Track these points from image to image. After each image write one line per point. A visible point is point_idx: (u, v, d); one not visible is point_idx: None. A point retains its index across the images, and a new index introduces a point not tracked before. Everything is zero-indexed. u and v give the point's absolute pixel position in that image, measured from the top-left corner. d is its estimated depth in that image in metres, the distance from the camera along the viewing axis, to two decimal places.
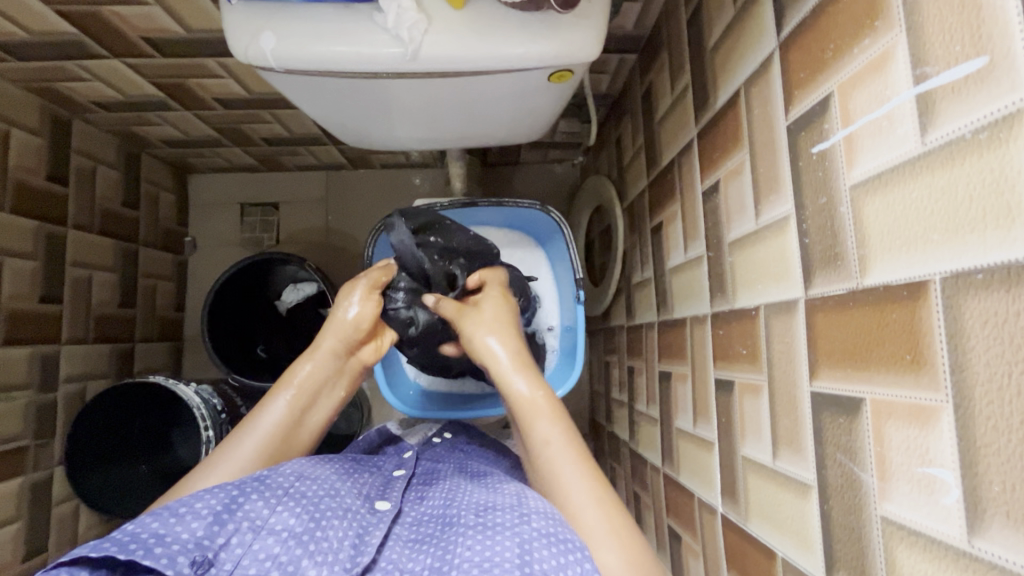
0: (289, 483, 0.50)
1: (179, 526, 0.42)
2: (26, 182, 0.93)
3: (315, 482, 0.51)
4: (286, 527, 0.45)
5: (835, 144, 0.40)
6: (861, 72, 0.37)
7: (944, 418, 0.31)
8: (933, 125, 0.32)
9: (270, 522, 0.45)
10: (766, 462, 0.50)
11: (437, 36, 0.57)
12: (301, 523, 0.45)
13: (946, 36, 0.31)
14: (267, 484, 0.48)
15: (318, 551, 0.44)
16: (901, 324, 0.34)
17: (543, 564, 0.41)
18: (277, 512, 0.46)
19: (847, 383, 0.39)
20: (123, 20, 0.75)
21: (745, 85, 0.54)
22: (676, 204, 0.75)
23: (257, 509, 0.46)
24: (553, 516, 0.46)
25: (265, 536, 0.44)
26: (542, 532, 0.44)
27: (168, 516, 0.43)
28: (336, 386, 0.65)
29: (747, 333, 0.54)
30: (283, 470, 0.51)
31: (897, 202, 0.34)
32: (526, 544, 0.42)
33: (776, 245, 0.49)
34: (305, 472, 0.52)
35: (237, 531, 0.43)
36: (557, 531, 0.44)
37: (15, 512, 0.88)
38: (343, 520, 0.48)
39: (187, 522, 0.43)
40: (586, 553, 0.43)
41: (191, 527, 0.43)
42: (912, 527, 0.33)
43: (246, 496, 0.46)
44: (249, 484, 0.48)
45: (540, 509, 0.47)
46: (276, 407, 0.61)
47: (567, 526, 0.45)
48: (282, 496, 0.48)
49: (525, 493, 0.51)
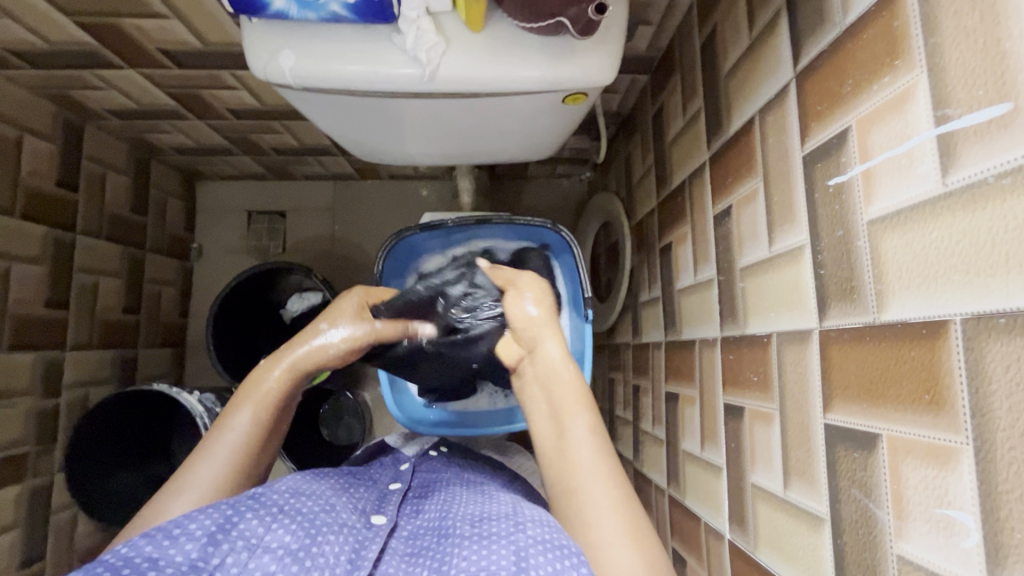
0: (284, 500, 0.49)
1: (172, 549, 0.41)
2: (37, 189, 0.94)
3: (309, 499, 0.51)
4: (281, 544, 0.44)
5: (853, 179, 0.40)
6: (880, 109, 0.38)
7: (963, 460, 0.31)
8: (955, 167, 0.32)
9: (265, 540, 0.44)
10: (777, 492, 0.50)
11: (454, 58, 0.57)
12: (297, 540, 0.45)
13: (968, 80, 0.31)
14: (261, 502, 0.48)
15: (315, 567, 0.43)
16: (919, 362, 0.34)
17: (540, 569, 0.40)
18: (273, 529, 0.45)
19: (863, 418, 0.39)
20: (141, 32, 0.76)
21: (760, 113, 0.54)
22: (686, 225, 0.75)
23: (251, 527, 0.45)
24: (548, 525, 0.46)
25: (261, 554, 0.43)
26: (536, 539, 0.43)
27: (161, 539, 0.42)
28: (303, 396, 0.67)
29: (759, 360, 0.54)
30: (277, 489, 0.51)
31: (915, 240, 0.35)
32: (522, 550, 0.42)
33: (790, 274, 0.49)
34: (300, 488, 0.52)
35: (233, 551, 0.43)
36: (553, 538, 0.43)
37: (14, 519, 0.87)
38: (339, 535, 0.47)
39: (180, 545, 0.42)
40: (582, 559, 0.42)
41: (185, 550, 0.41)
42: (930, 568, 0.33)
43: (240, 514, 0.46)
44: (243, 503, 0.47)
45: (535, 517, 0.47)
46: (243, 420, 0.61)
47: (562, 533, 0.45)
48: (277, 513, 0.47)
49: (521, 504, 0.51)
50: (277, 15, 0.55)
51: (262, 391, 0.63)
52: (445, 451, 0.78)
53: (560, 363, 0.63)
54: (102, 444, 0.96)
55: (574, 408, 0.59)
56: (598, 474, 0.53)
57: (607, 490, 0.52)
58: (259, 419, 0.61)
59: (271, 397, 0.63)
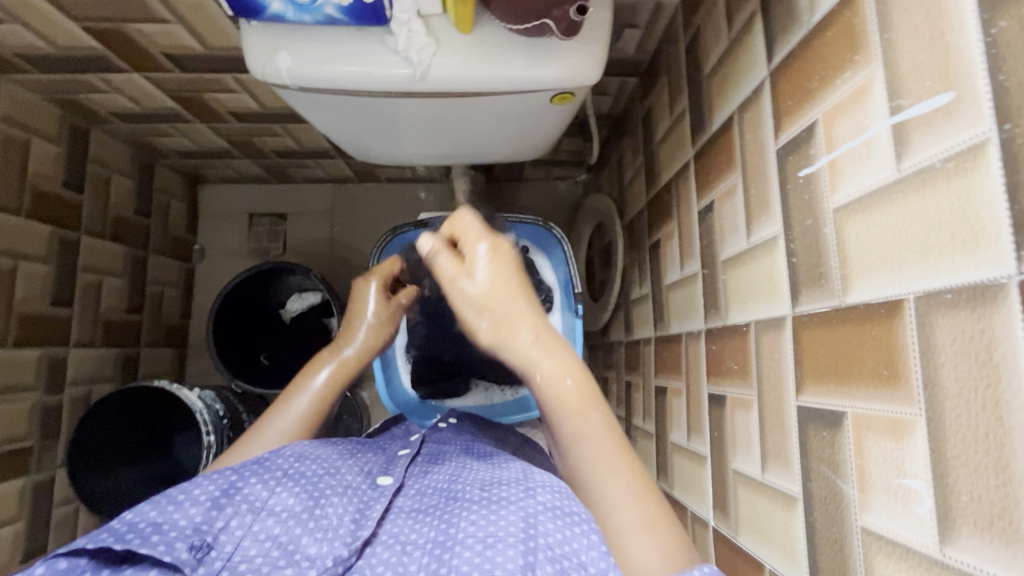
0: (288, 463, 0.50)
1: (176, 514, 0.44)
2: (44, 189, 0.96)
3: (314, 462, 0.52)
4: (285, 507, 0.46)
5: (820, 169, 0.42)
6: (842, 102, 0.40)
7: (917, 430, 0.33)
8: (907, 153, 0.34)
9: (268, 503, 0.46)
10: (756, 475, 0.51)
11: (445, 59, 0.60)
12: (300, 503, 0.47)
13: (918, 72, 0.33)
14: (266, 466, 0.49)
15: (318, 528, 0.45)
16: (878, 340, 0.36)
17: (548, 536, 0.41)
18: (275, 493, 0.47)
19: (830, 398, 0.41)
20: (145, 37, 0.79)
21: (738, 111, 0.56)
22: (673, 222, 0.77)
23: (255, 491, 0.47)
24: (559, 489, 0.46)
25: (264, 518, 0.45)
26: (547, 506, 0.44)
27: (167, 504, 0.44)
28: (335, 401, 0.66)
29: (739, 349, 0.56)
30: (284, 452, 0.52)
31: (874, 225, 0.37)
32: (531, 517, 0.43)
33: (766, 263, 0.50)
34: (307, 452, 0.53)
35: (237, 514, 0.45)
36: (563, 505, 0.44)
37: (17, 511, 0.89)
38: (342, 497, 0.48)
39: (184, 510, 0.44)
40: (591, 525, 0.43)
41: (189, 514, 0.44)
42: (890, 537, 0.34)
43: (244, 479, 0.47)
44: (248, 467, 0.49)
45: (546, 482, 0.47)
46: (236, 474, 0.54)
47: (575, 500, 0.45)
48: (281, 477, 0.49)
49: (532, 469, 0.51)
50: (274, 19, 0.58)
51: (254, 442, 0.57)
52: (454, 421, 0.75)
53: (531, 359, 0.53)
54: (106, 441, 0.99)
55: (560, 413, 0.51)
56: (588, 419, 0.51)
57: (605, 441, 0.50)
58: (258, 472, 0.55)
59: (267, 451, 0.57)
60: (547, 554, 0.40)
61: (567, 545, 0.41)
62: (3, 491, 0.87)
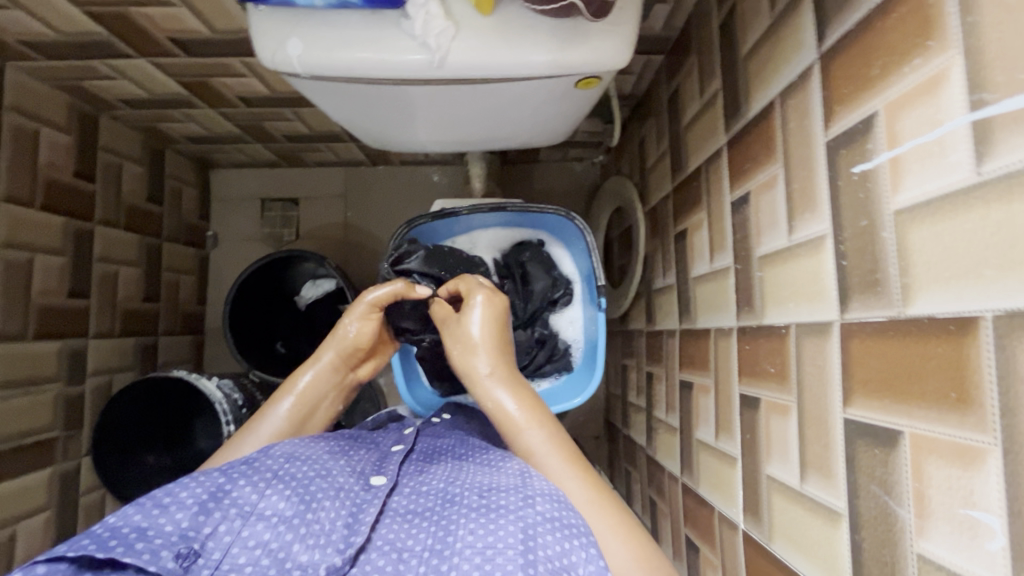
0: (278, 465, 0.50)
1: (162, 518, 0.43)
2: (55, 179, 0.95)
3: (305, 463, 0.51)
4: (274, 511, 0.45)
5: (879, 166, 0.39)
6: (910, 93, 0.36)
7: (990, 461, 0.30)
8: (990, 155, 0.30)
9: (258, 507, 0.45)
10: (793, 484, 0.49)
11: (464, 43, 0.56)
12: (291, 507, 0.46)
13: (1008, 63, 0.29)
14: (256, 467, 0.49)
15: (309, 535, 0.44)
16: (946, 358, 0.33)
17: (548, 549, 0.41)
18: (266, 496, 0.46)
19: (883, 414, 0.38)
20: (150, 21, 0.75)
21: (781, 96, 0.52)
22: (702, 212, 0.73)
23: (244, 494, 0.46)
24: (558, 501, 0.45)
25: (254, 522, 0.44)
26: (546, 517, 0.43)
27: (152, 508, 0.43)
28: (333, 400, 0.67)
29: (776, 351, 0.53)
30: (273, 453, 0.52)
31: (945, 232, 0.33)
32: (530, 528, 0.42)
33: (810, 264, 0.47)
34: (296, 453, 0.53)
35: (226, 518, 0.44)
36: (562, 517, 0.44)
37: (46, 501, 0.91)
38: (335, 500, 0.48)
39: (171, 514, 0.43)
40: (591, 539, 0.43)
41: (176, 519, 0.43)
42: (951, 568, 0.32)
43: (233, 482, 0.47)
44: (236, 469, 0.48)
45: (545, 490, 0.46)
46: (276, 416, 0.62)
47: (572, 511, 0.45)
48: (271, 479, 0.48)
49: (529, 472, 0.50)
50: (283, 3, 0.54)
51: (291, 387, 0.64)
52: (448, 416, 0.76)
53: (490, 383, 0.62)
54: (127, 429, 0.99)
55: (517, 425, 0.58)
56: (543, 434, 0.56)
57: (557, 453, 0.55)
58: (295, 415, 0.63)
59: (302, 394, 0.64)
60: (547, 565, 0.40)
61: (565, 558, 0.41)
62: (31, 482, 0.88)
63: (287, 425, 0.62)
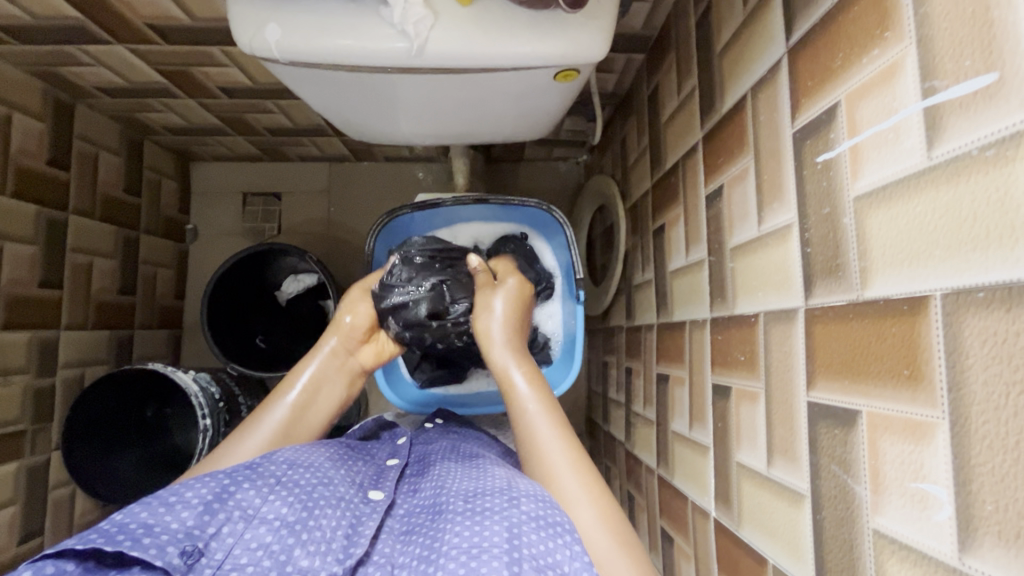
0: (282, 471, 0.49)
1: (167, 517, 0.42)
2: (29, 167, 0.93)
3: (308, 470, 0.51)
4: (277, 516, 0.44)
5: (841, 154, 0.40)
6: (869, 83, 0.37)
7: (939, 434, 0.31)
8: (940, 140, 0.32)
9: (261, 511, 0.45)
10: (761, 469, 0.50)
11: (443, 32, 0.56)
12: (294, 513, 0.45)
13: (956, 51, 0.31)
14: (259, 472, 0.48)
15: (310, 541, 0.44)
16: (899, 338, 0.34)
17: (533, 548, 0.41)
18: (269, 501, 0.46)
19: (843, 395, 0.39)
20: (127, 6, 0.74)
21: (752, 90, 0.53)
22: (679, 207, 0.75)
23: (248, 497, 0.45)
24: (543, 499, 0.46)
25: (257, 526, 0.43)
26: (531, 515, 0.44)
27: (158, 506, 0.42)
28: (337, 384, 0.67)
29: (746, 340, 0.54)
30: (275, 458, 0.51)
31: (900, 216, 0.34)
32: (516, 527, 0.42)
33: (778, 253, 0.48)
34: (298, 459, 0.52)
35: (229, 521, 0.43)
36: (547, 515, 0.44)
37: (12, 495, 0.88)
38: (336, 509, 0.47)
39: (176, 513, 0.42)
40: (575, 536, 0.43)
41: (181, 517, 0.42)
42: (905, 541, 0.33)
43: (237, 483, 0.46)
44: (240, 472, 0.48)
45: (529, 491, 0.47)
46: (280, 406, 0.62)
47: (557, 509, 0.46)
48: (275, 484, 0.48)
49: (515, 478, 0.51)
50: None
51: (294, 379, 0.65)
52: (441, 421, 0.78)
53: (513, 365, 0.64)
54: (99, 423, 0.96)
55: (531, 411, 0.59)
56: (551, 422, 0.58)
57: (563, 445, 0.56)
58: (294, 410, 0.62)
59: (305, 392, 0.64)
60: (532, 563, 0.40)
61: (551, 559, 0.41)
62: None
63: (287, 424, 0.62)
